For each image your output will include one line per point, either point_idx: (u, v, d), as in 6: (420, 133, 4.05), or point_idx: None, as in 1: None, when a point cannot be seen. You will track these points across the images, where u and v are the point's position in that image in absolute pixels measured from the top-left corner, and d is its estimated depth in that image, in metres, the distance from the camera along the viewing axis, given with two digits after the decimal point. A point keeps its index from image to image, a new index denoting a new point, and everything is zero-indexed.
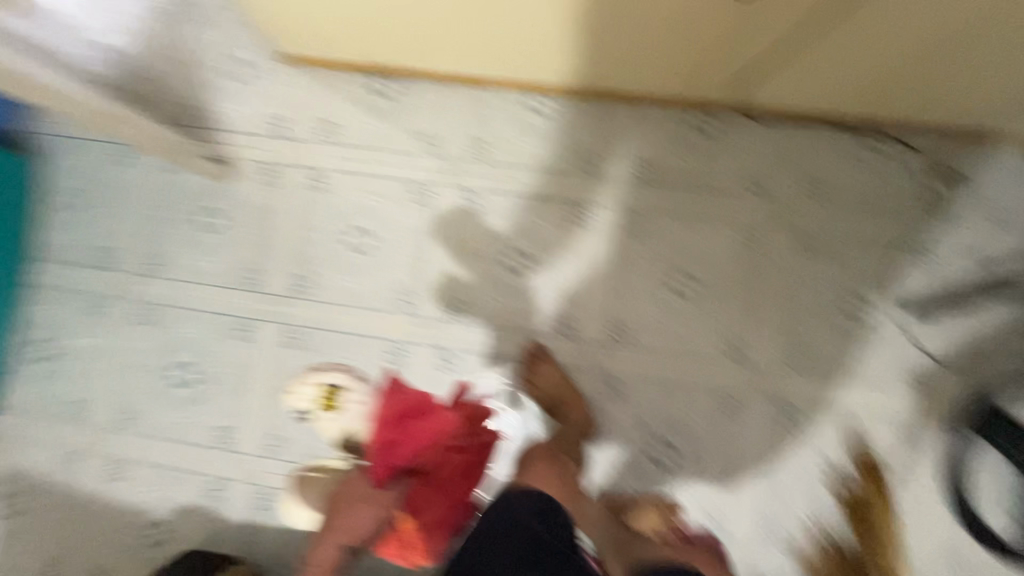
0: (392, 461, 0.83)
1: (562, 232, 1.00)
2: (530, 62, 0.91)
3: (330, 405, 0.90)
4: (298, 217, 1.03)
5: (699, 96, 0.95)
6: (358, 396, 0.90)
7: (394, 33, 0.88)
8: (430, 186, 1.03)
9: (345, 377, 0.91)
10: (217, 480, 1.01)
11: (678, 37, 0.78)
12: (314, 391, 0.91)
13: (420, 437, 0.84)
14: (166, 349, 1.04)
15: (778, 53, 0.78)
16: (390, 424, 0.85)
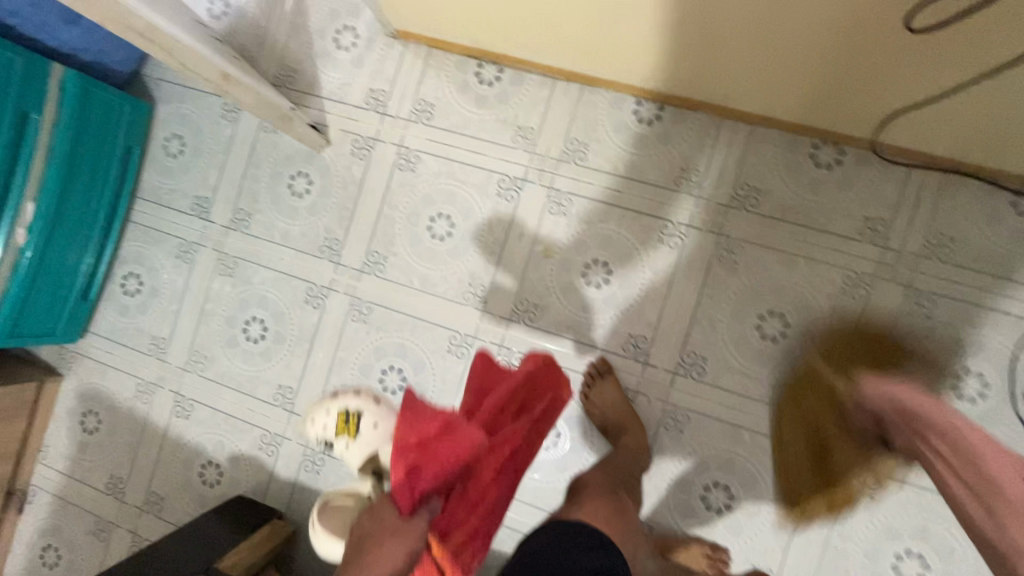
0: (415, 487, 0.62)
1: (645, 248, 0.95)
2: (639, 65, 0.86)
3: (347, 430, 0.76)
4: (384, 195, 1.04)
5: (821, 124, 0.86)
6: (378, 417, 0.77)
7: (502, 20, 0.85)
8: (516, 180, 1.00)
9: (360, 401, 0.77)
10: (272, 435, 1.06)
11: (818, 53, 0.70)
12: (330, 418, 0.77)
13: (450, 456, 0.64)
14: (245, 302, 1.09)
15: (913, 77, 0.68)
16: (408, 447, 0.63)
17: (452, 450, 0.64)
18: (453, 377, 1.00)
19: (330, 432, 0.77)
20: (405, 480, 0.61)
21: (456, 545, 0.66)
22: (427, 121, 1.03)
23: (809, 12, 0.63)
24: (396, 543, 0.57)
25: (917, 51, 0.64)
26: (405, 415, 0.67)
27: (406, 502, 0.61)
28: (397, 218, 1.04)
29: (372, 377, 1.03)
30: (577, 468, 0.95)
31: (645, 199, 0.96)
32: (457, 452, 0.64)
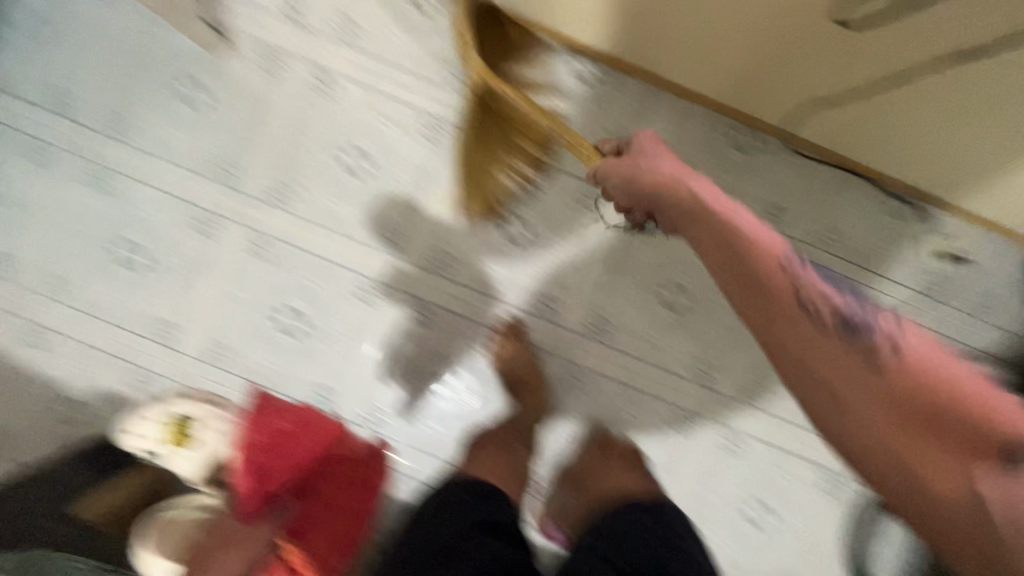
0: (265, 489, 0.85)
1: (565, 210, 0.95)
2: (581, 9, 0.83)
3: (178, 439, 0.84)
4: (294, 118, 0.94)
5: (743, 100, 0.88)
6: (212, 421, 0.86)
7: None
8: (442, 122, 0.94)
9: (192, 407, 0.86)
10: (146, 373, 0.95)
11: (765, 1, 0.69)
12: (155, 428, 0.84)
13: (295, 454, 0.88)
14: (117, 221, 0.95)
15: (839, 43, 0.71)
16: (260, 448, 0.85)
17: (298, 453, 0.88)
18: (357, 323, 0.95)
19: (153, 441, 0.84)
20: (255, 483, 0.84)
21: (308, 543, 0.88)
22: (348, 40, 0.93)
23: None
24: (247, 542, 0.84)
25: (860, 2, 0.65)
26: (259, 418, 0.88)
27: (253, 506, 0.84)
28: (307, 146, 0.94)
29: (267, 318, 0.95)
30: (478, 421, 0.97)
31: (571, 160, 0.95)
32: (299, 455, 0.88)
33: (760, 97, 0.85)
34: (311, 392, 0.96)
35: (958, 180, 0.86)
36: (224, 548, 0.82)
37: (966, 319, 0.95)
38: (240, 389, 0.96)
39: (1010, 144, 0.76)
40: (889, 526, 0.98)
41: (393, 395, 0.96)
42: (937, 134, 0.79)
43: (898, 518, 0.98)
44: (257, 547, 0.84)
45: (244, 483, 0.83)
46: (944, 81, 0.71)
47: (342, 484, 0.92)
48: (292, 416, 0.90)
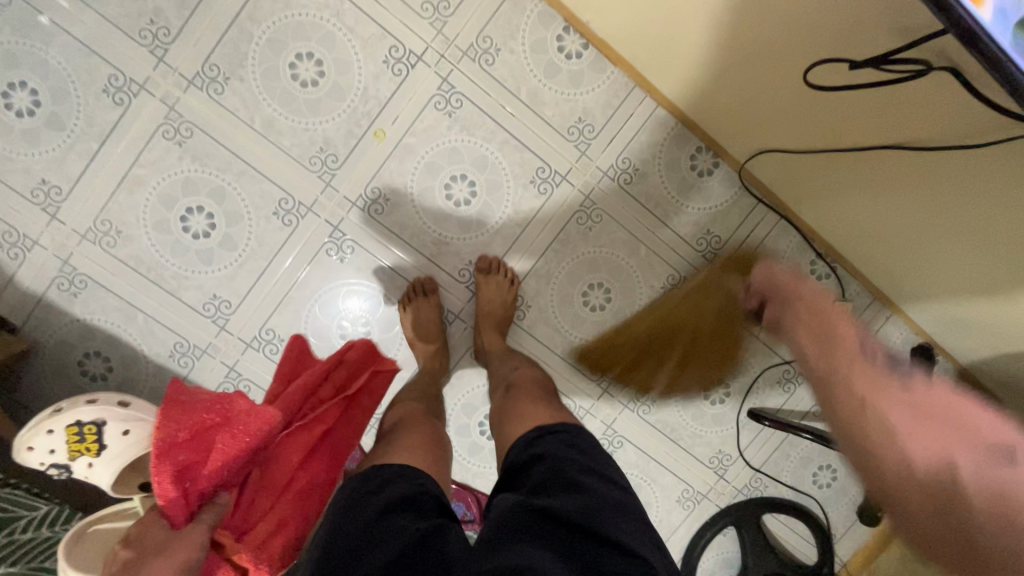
0: (189, 489, 0.74)
1: (516, 184, 0.92)
2: (599, 2, 0.81)
3: (87, 449, 0.76)
4: (246, 2, 0.83)
5: (736, 142, 0.90)
6: (127, 424, 0.78)
7: None
8: (411, 56, 0.87)
9: (99, 412, 0.77)
10: (20, 237, 0.86)
11: (769, 57, 0.70)
12: (58, 437, 0.76)
13: (224, 449, 0.75)
14: (11, 57, 0.82)
15: (802, 102, 0.73)
16: (181, 445, 0.73)
17: (228, 452, 0.74)
18: (271, 244, 0.90)
19: (63, 455, 0.76)
20: (179, 486, 0.72)
21: (257, 536, 0.75)
22: None
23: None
24: (172, 557, 0.67)
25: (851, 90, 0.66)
26: (174, 411, 0.75)
27: (181, 514, 0.72)
28: (255, 39, 0.84)
29: (172, 213, 0.88)
30: None
31: (535, 136, 0.91)
32: (231, 450, 0.75)
33: (728, 125, 0.87)
34: (205, 302, 0.91)
35: (916, 284, 0.89)
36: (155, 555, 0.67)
37: None
38: (127, 281, 0.88)
39: (960, 267, 0.79)
40: (723, 540, 1.09)
41: (293, 325, 0.93)
42: (900, 238, 0.82)
43: (733, 535, 1.08)
44: (195, 547, 0.69)
45: (167, 488, 0.71)
46: (909, 192, 0.73)
47: (301, 459, 0.80)
48: (214, 404, 0.76)
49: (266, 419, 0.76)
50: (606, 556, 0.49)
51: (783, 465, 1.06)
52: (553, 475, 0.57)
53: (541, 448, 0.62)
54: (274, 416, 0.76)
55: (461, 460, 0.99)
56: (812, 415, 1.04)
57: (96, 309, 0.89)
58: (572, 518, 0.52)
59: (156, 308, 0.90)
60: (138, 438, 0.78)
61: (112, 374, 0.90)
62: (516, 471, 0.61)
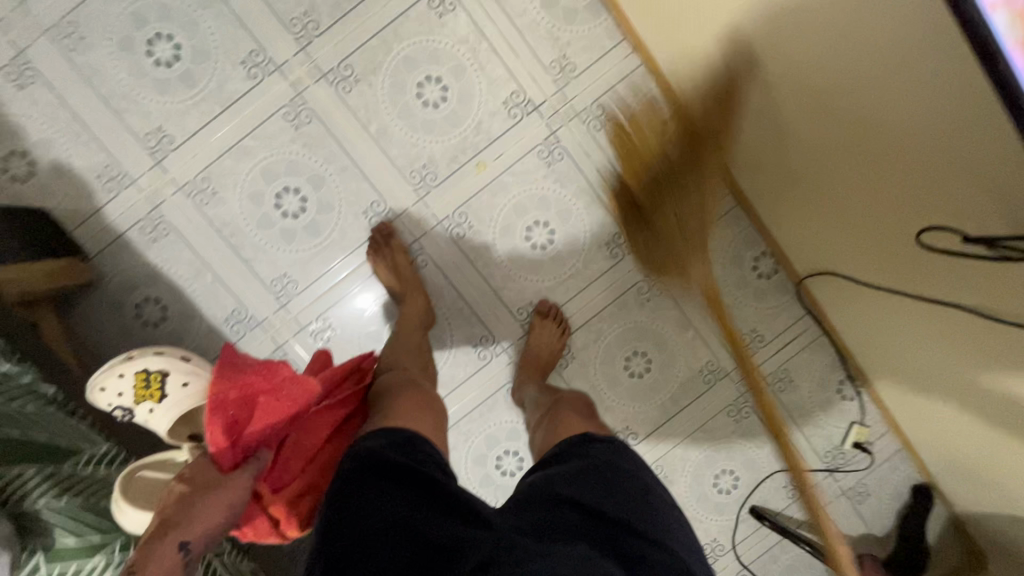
0: (238, 441, 0.73)
1: (592, 243, 0.97)
2: (719, 110, 0.89)
3: (151, 395, 0.76)
4: (396, 19, 0.89)
5: (760, 171, 0.92)
6: (188, 376, 0.78)
7: None
8: (530, 103, 0.93)
9: (165, 362, 0.77)
10: (121, 173, 0.88)
11: (840, 130, 0.72)
12: (127, 382, 0.76)
13: (270, 414, 0.74)
14: (166, 10, 0.86)
15: (855, 244, 0.83)
16: (230, 403, 0.74)
17: (271, 411, 0.74)
18: (353, 240, 0.93)
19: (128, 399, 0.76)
20: (228, 435, 0.72)
21: (290, 496, 0.76)
22: None
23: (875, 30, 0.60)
24: (219, 497, 0.68)
25: (901, 218, 0.73)
26: (226, 370, 0.76)
27: (229, 460, 0.72)
28: (394, 53, 0.90)
29: (269, 188, 0.91)
30: None
31: (620, 203, 0.97)
32: (275, 414, 0.74)
33: (795, 244, 0.95)
34: (274, 278, 0.93)
35: (901, 363, 0.92)
36: (206, 494, 0.68)
37: (841, 498, 1.08)
38: (207, 239, 0.91)
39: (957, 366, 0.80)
40: None
41: (349, 318, 0.96)
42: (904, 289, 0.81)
43: None
44: (238, 498, 0.69)
45: (218, 436, 0.71)
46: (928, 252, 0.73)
47: (326, 436, 0.79)
48: (262, 368, 0.77)
49: (310, 391, 0.76)
50: (615, 530, 0.56)
51: (769, 567, 1.09)
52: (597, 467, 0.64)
53: (586, 451, 0.67)
54: (315, 387, 0.76)
55: (470, 487, 1.01)
56: (807, 526, 1.08)
57: (170, 258, 0.91)
58: (594, 506, 0.57)
59: (226, 272, 0.92)
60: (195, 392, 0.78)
61: (165, 323, 0.92)
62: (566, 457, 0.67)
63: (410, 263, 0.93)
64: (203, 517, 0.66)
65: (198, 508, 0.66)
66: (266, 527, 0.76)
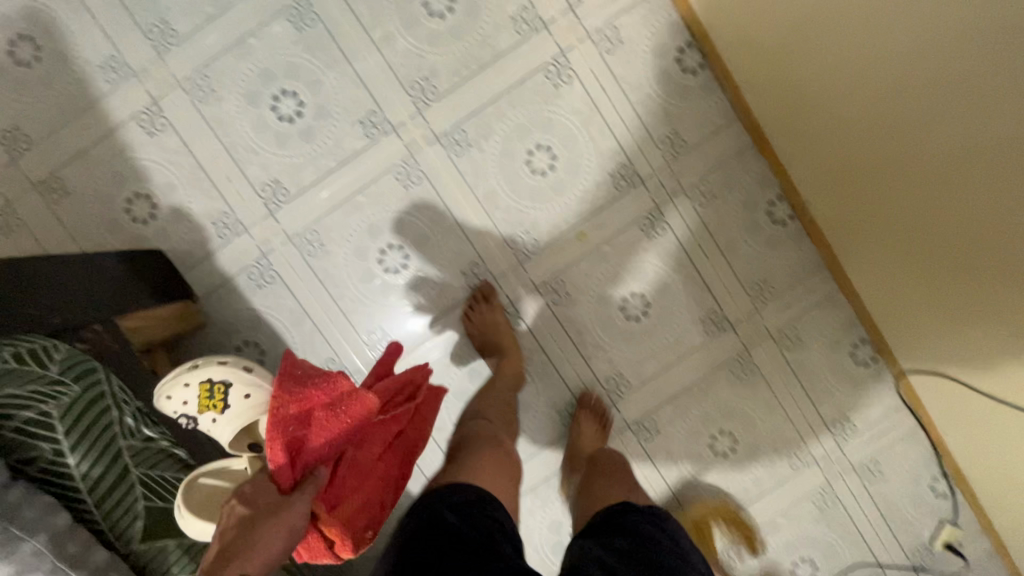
0: (296, 458, 0.62)
1: (687, 318, 0.96)
2: (827, 187, 0.87)
3: (213, 407, 0.65)
4: (513, 88, 0.90)
5: (801, 148, 0.87)
6: (250, 387, 0.66)
7: (775, 37, 0.79)
8: (635, 174, 0.93)
9: (227, 371, 0.67)
10: (235, 220, 0.91)
11: (958, 212, 0.68)
12: (190, 392, 0.66)
13: (331, 427, 0.65)
14: (294, 68, 0.89)
15: (954, 327, 0.79)
16: (290, 418, 0.64)
17: (334, 426, 0.65)
18: (450, 299, 0.94)
19: (193, 407, 0.66)
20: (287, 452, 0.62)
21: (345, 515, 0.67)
22: (605, 52, 0.90)
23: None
24: (279, 518, 0.54)
25: (1013, 318, 0.69)
26: (286, 383, 0.66)
27: (286, 479, 0.60)
28: (507, 120, 0.91)
29: (374, 244, 0.92)
30: None
31: (719, 279, 0.95)
32: (335, 428, 0.65)
33: (899, 326, 0.91)
34: (370, 330, 0.94)
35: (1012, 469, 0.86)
36: (269, 516, 0.54)
37: None
38: (311, 289, 0.93)
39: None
40: None
41: (439, 373, 0.96)
42: (946, 272, 0.75)
43: None
44: (298, 519, 0.56)
45: (278, 454, 0.61)
46: (977, 225, 0.67)
47: (382, 450, 0.72)
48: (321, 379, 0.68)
49: (371, 407, 0.67)
50: None
51: None
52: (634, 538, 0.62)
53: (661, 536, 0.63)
54: (374, 404, 0.67)
55: (542, 554, 0.99)
56: None
57: (273, 305, 0.93)
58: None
59: (326, 321, 0.94)
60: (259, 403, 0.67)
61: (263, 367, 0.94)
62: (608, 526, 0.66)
63: (506, 322, 0.92)
64: (261, 542, 0.51)
65: (258, 529, 0.52)
66: (321, 548, 0.66)
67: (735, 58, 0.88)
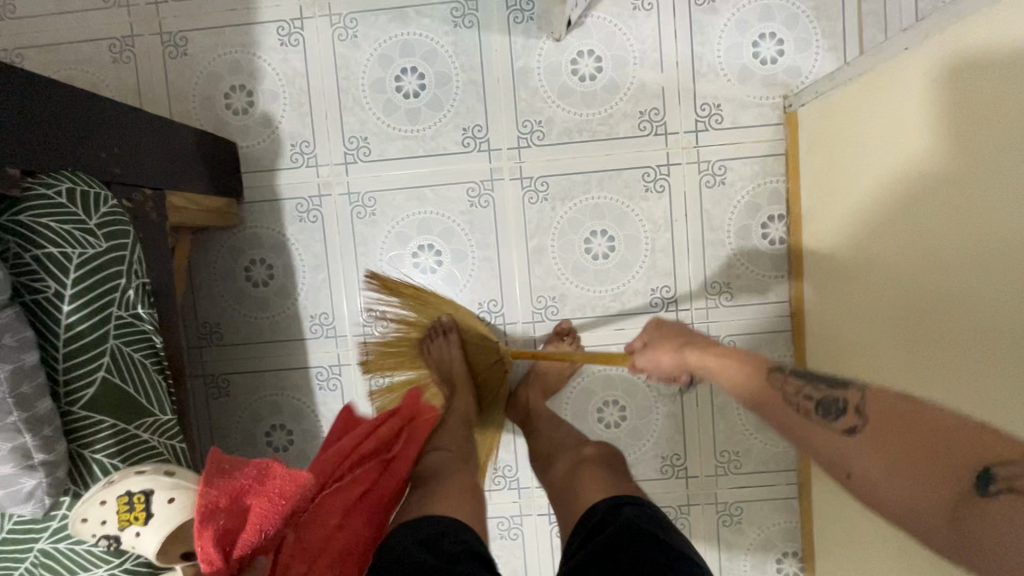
0: (229, 556, 0.57)
1: (651, 448, 0.97)
2: (835, 314, 0.84)
3: (134, 518, 0.55)
4: (608, 171, 0.93)
5: (834, 353, 0.85)
6: (176, 491, 0.56)
7: (853, 147, 0.77)
8: (673, 301, 0.95)
9: (148, 478, 0.57)
10: (310, 153, 0.94)
11: (935, 383, 0.63)
12: (108, 510, 0.55)
13: (267, 518, 0.57)
14: (433, 55, 0.92)
15: None
16: (220, 510, 0.55)
17: (267, 515, 0.57)
18: None
19: (114, 526, 0.55)
20: (220, 548, 0.55)
21: None
22: (704, 184, 0.93)
23: (950, 179, 0.59)
24: None
25: None
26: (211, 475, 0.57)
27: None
28: (588, 194, 0.94)
29: (417, 236, 0.95)
30: None
31: (697, 430, 0.96)
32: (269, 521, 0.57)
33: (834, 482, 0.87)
34: None
35: None
36: None
37: None
38: (342, 245, 0.95)
39: None
40: None
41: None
42: None
43: None
44: None
45: (208, 549, 0.54)
46: (965, 389, 0.59)
47: (341, 520, 0.70)
48: (252, 468, 0.59)
49: (300, 485, 0.59)
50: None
51: None
52: (631, 541, 0.58)
53: (619, 517, 0.61)
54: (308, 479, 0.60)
55: None
56: None
57: (302, 242, 0.96)
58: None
59: (338, 279, 0.96)
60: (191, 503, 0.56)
61: (265, 289, 0.97)
62: (585, 529, 0.63)
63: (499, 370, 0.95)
64: None
65: None
66: None
67: (807, 204, 0.89)
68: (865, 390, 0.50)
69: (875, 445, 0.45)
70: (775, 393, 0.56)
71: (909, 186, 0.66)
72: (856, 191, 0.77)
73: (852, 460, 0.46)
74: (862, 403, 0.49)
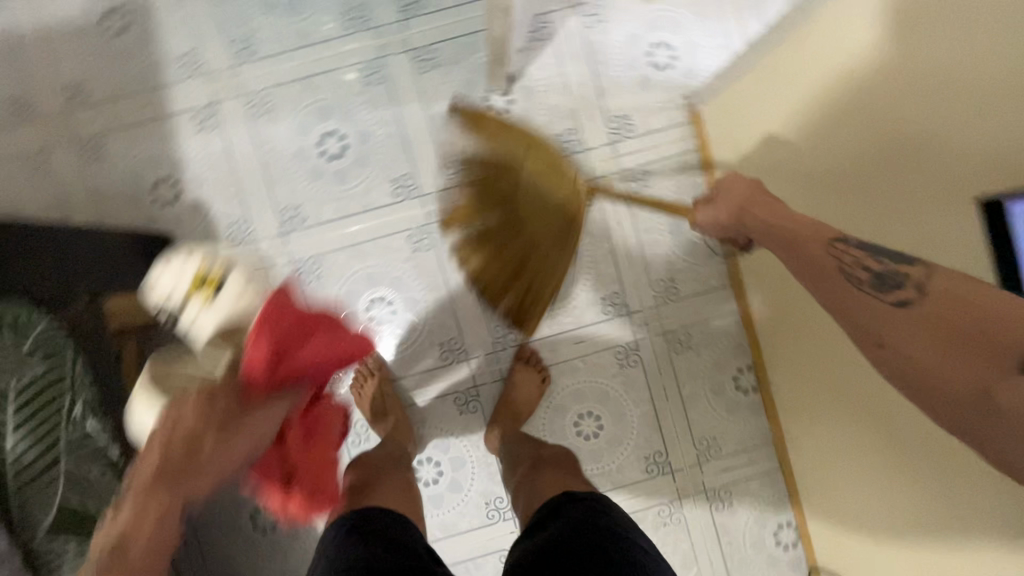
0: (282, 362, 0.68)
1: (633, 449, 0.99)
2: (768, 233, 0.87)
3: (207, 288, 0.69)
4: None
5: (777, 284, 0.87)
6: (246, 277, 0.70)
7: (779, 67, 0.77)
8: (624, 306, 0.98)
9: (221, 256, 0.71)
10: (246, 231, 0.95)
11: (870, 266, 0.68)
12: (184, 271, 0.69)
13: (326, 355, 0.73)
14: (350, 116, 0.95)
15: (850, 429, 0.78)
16: (291, 324, 0.68)
17: (320, 351, 0.72)
18: (419, 366, 0.98)
19: (178, 290, 0.70)
20: (272, 350, 0.66)
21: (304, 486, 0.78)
22: (629, 190, 0.97)
23: (896, 68, 0.59)
24: (247, 440, 0.67)
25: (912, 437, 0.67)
26: (278, 300, 0.67)
27: (262, 375, 0.66)
28: None
29: (367, 291, 0.96)
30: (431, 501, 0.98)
31: (672, 423, 0.99)
32: (327, 355, 0.73)
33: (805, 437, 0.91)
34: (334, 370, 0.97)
35: None
36: (234, 429, 0.65)
37: None
38: None
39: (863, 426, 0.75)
40: None
41: (465, 449, 0.98)
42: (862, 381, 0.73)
43: None
44: (270, 423, 0.69)
45: (263, 346, 0.65)
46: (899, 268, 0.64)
47: (339, 429, 0.84)
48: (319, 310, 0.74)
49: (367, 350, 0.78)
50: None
51: None
52: (589, 533, 0.59)
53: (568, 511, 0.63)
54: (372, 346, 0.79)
55: None
56: None
57: None
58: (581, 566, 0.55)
59: None
60: (250, 287, 0.70)
61: None
62: (545, 517, 0.64)
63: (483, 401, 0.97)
64: (215, 461, 0.64)
65: (222, 447, 0.65)
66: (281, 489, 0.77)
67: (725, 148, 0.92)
68: (930, 269, 0.50)
69: (921, 320, 0.48)
70: (833, 263, 0.58)
71: (842, 85, 0.66)
72: (785, 129, 0.77)
73: (896, 330, 0.49)
74: (923, 282, 0.50)
